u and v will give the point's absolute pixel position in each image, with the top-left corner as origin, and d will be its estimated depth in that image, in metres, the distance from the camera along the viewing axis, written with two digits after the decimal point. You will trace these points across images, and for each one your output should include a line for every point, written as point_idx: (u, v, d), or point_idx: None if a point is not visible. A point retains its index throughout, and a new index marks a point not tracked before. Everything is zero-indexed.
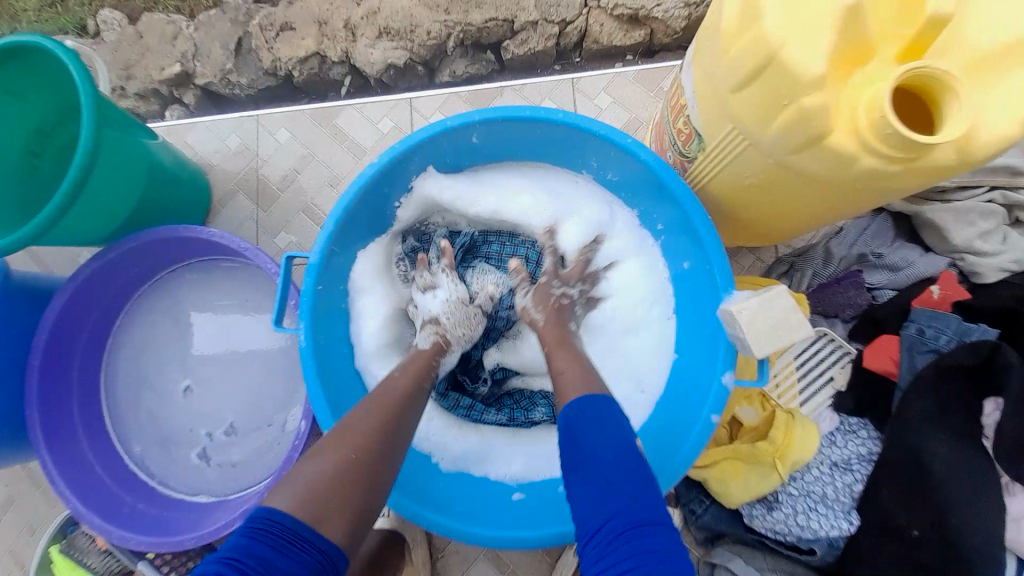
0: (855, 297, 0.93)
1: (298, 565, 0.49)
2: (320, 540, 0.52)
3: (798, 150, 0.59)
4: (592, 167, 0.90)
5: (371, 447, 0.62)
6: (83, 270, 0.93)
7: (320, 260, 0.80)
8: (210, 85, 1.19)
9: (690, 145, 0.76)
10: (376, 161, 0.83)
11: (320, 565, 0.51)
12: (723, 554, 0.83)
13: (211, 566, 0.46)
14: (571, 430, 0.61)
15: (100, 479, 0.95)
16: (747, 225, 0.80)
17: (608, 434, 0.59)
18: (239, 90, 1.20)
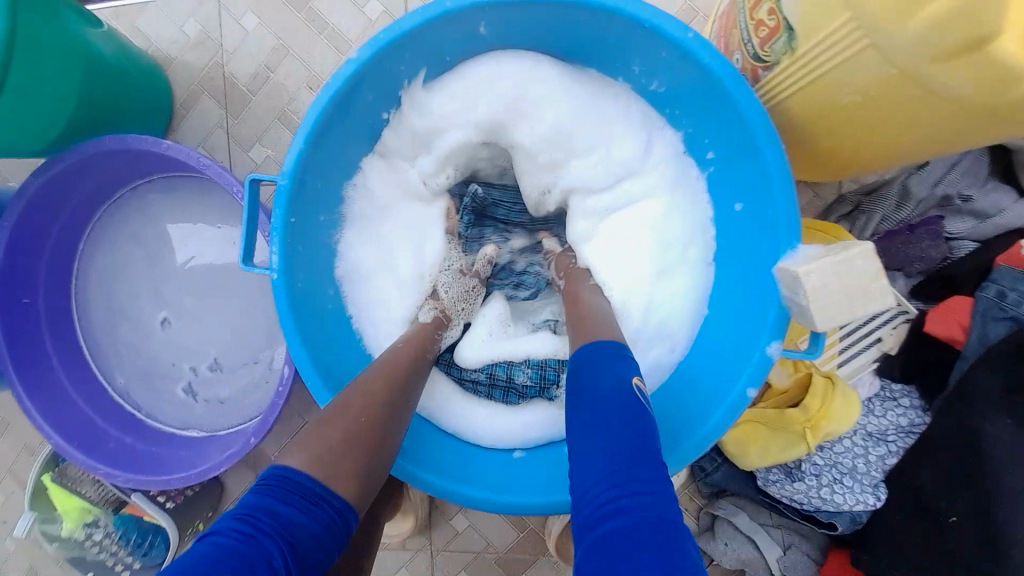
0: (930, 249, 0.81)
1: (315, 524, 0.46)
2: (334, 497, 0.49)
3: (942, 58, 0.42)
4: (633, 72, 0.71)
5: (360, 418, 0.55)
6: (26, 188, 0.82)
7: (291, 183, 0.66)
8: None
9: (773, 43, 0.56)
10: (356, 54, 0.65)
11: (333, 524, 0.48)
12: (726, 507, 0.87)
13: (225, 523, 0.43)
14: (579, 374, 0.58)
15: (84, 415, 0.94)
16: (826, 157, 0.63)
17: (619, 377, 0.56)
18: None
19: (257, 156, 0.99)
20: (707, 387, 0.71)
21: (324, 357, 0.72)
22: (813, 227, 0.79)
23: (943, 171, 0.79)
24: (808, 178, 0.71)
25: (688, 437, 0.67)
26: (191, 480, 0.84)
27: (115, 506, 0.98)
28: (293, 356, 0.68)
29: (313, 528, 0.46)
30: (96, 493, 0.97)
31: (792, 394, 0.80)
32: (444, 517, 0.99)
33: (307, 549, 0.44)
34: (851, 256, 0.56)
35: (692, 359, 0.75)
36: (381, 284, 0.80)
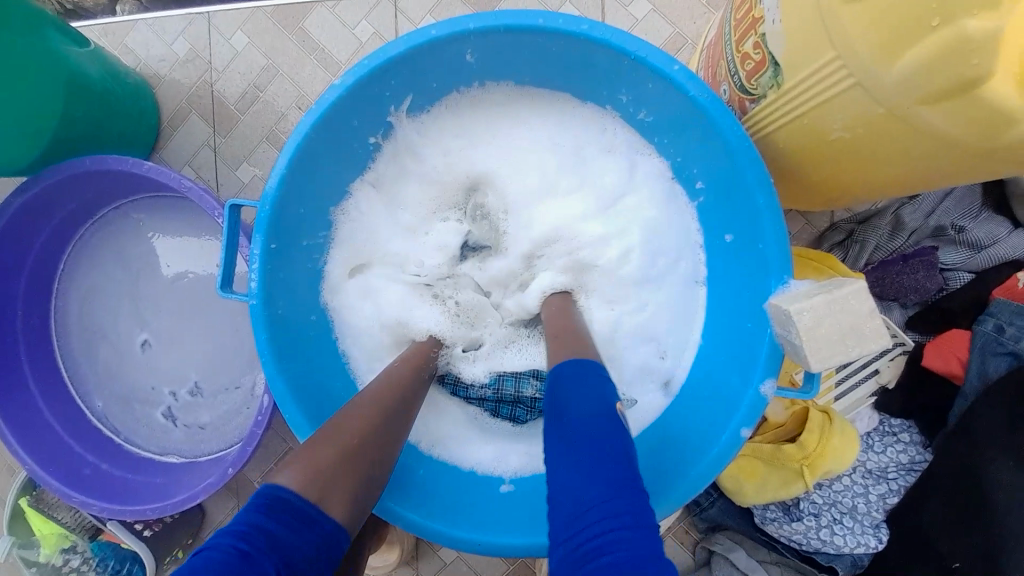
0: (927, 281, 0.79)
1: (313, 545, 0.39)
2: (330, 515, 0.42)
3: (930, 99, 0.42)
4: (622, 100, 0.70)
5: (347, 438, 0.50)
6: (7, 208, 0.81)
7: (270, 209, 0.65)
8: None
9: (760, 77, 0.56)
10: (339, 82, 0.64)
11: (329, 543, 0.41)
12: (723, 542, 0.83)
13: (221, 541, 0.35)
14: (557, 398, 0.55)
15: (59, 439, 0.91)
16: (815, 189, 0.62)
17: (592, 402, 0.52)
18: None
19: (244, 175, 0.98)
20: (701, 420, 0.69)
21: (305, 389, 0.70)
22: (805, 257, 0.78)
23: (936, 202, 0.81)
24: (797, 207, 0.70)
25: (679, 476, 0.65)
26: (166, 511, 0.81)
27: (92, 533, 0.94)
28: (272, 388, 0.66)
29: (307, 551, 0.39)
30: (73, 518, 0.93)
31: (789, 428, 0.77)
32: (431, 546, 0.95)
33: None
34: (844, 294, 0.55)
35: (686, 393, 0.73)
36: (364, 310, 0.79)
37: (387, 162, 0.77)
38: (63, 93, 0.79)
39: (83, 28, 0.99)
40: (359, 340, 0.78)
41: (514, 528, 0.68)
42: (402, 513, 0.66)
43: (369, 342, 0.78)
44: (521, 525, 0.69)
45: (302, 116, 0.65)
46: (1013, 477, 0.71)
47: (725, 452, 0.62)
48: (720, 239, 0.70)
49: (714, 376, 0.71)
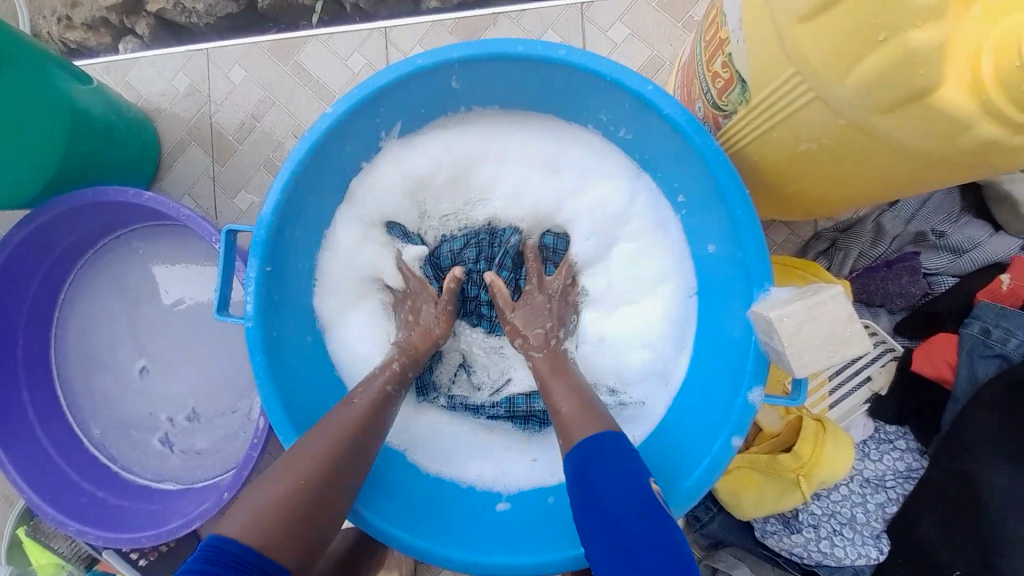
0: (911, 287, 0.80)
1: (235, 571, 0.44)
2: (230, 542, 0.46)
3: (886, 110, 0.43)
4: (601, 120, 0.73)
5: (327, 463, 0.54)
6: (10, 240, 0.83)
7: (267, 234, 0.66)
8: (163, 12, 1.02)
9: (729, 93, 0.58)
10: (329, 111, 0.66)
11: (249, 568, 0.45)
12: (726, 559, 0.81)
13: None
14: (588, 480, 0.53)
15: (57, 466, 0.91)
16: (794, 200, 0.63)
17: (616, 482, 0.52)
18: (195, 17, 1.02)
19: (241, 202, 1.00)
20: (694, 427, 0.69)
21: (296, 408, 0.70)
22: (787, 266, 0.79)
23: (915, 208, 0.82)
24: (773, 217, 0.71)
25: (675, 489, 0.64)
26: (162, 538, 0.80)
27: (87, 563, 0.93)
28: (268, 410, 0.66)
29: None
30: (70, 548, 0.92)
31: (784, 438, 0.77)
32: (429, 572, 0.93)
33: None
34: (825, 300, 0.55)
35: (679, 401, 0.73)
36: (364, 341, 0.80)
37: (376, 185, 0.78)
38: (68, 129, 0.82)
39: (91, 67, 1.04)
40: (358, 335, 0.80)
41: (507, 548, 0.67)
42: (389, 531, 0.66)
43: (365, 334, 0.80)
44: (509, 546, 0.67)
45: (294, 146, 0.67)
46: (1010, 479, 0.71)
47: (719, 460, 0.62)
48: (705, 251, 0.71)
49: (704, 386, 0.71)
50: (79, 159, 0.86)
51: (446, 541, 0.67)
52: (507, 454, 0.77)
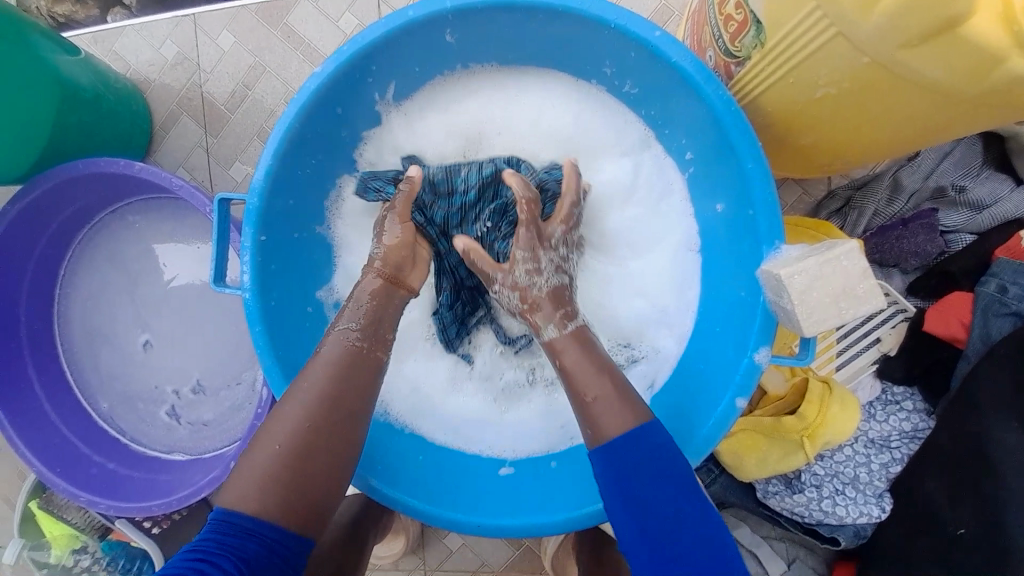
0: (928, 244, 0.78)
1: (261, 549, 0.48)
2: (268, 527, 0.49)
3: (911, 44, 0.41)
4: (606, 74, 0.70)
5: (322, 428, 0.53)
6: (5, 214, 0.82)
7: (259, 203, 0.65)
8: None
9: (742, 39, 0.55)
10: (320, 68, 0.63)
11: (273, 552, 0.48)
12: (727, 520, 0.84)
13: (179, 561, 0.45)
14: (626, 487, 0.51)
15: (67, 440, 0.92)
16: (802, 153, 0.62)
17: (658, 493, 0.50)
18: None
19: (236, 173, 0.98)
20: (697, 387, 0.69)
21: (297, 374, 0.70)
22: (799, 226, 0.77)
23: (935, 163, 0.80)
24: (782, 171, 0.69)
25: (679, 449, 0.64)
26: (172, 506, 0.82)
27: (101, 532, 0.95)
28: (269, 376, 0.66)
29: (267, 560, 0.48)
30: (83, 518, 0.94)
31: (789, 401, 0.76)
32: (436, 536, 0.95)
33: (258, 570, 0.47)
34: (837, 254, 0.54)
35: (683, 365, 0.72)
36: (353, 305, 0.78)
37: (372, 150, 0.77)
38: (53, 100, 0.80)
39: (77, 36, 1.00)
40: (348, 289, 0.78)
41: (514, 510, 0.67)
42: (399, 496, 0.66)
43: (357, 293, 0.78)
44: (513, 508, 0.68)
45: (287, 105, 0.64)
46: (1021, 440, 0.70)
47: (723, 421, 0.61)
48: (711, 211, 0.69)
49: (709, 348, 0.70)
50: (68, 134, 0.84)
51: (457, 502, 0.68)
52: (533, 412, 0.78)
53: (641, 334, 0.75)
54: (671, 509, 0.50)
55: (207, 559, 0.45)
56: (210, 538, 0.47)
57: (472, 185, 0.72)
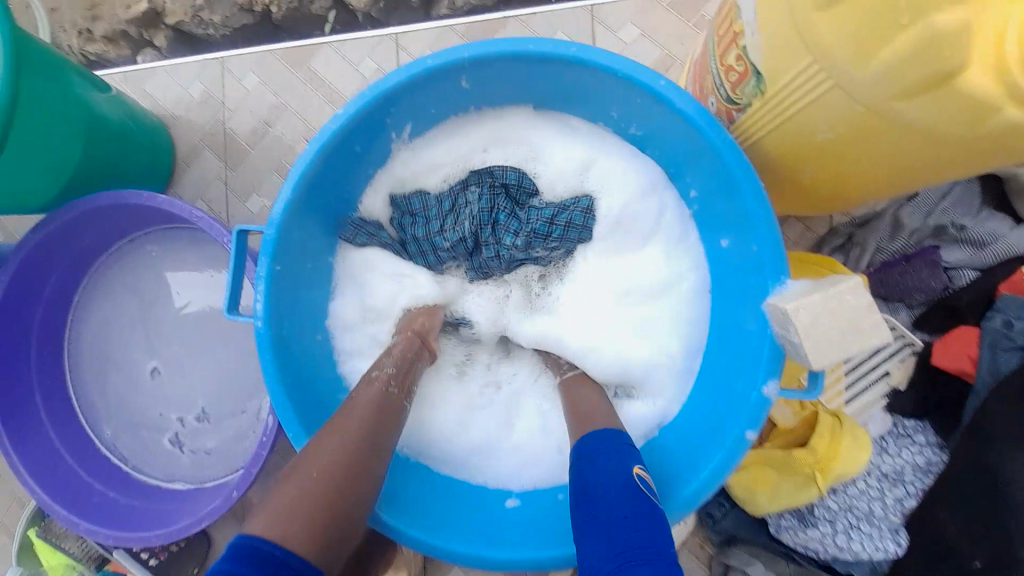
0: (932, 279, 0.79)
1: None
2: (298, 558, 0.45)
3: (906, 95, 0.44)
4: (612, 117, 0.74)
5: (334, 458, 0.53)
6: (27, 244, 0.85)
7: (276, 233, 0.67)
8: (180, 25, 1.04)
9: (744, 87, 0.58)
10: (342, 111, 0.67)
11: None
12: (740, 556, 0.79)
13: None
14: (588, 463, 0.56)
15: (69, 468, 0.91)
16: (803, 190, 0.64)
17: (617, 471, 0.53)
18: (212, 30, 1.04)
19: (254, 206, 1.01)
20: (706, 419, 0.69)
21: (303, 401, 0.69)
22: (804, 260, 0.79)
23: (935, 201, 0.82)
24: (783, 208, 0.73)
25: (687, 483, 0.64)
26: (170, 538, 0.80)
27: (98, 562, 0.93)
28: (275, 407, 0.66)
29: None
30: (80, 548, 0.92)
31: (800, 434, 0.76)
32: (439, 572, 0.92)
33: None
34: (840, 290, 0.55)
35: (693, 396, 0.73)
36: (366, 330, 0.78)
37: (387, 180, 0.81)
38: (85, 138, 0.84)
39: (107, 76, 1.06)
40: (353, 307, 0.79)
41: (523, 542, 0.66)
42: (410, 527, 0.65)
43: (365, 317, 0.79)
44: (524, 539, 0.67)
45: (308, 145, 0.67)
46: None
47: (732, 454, 0.61)
48: (717, 244, 0.72)
49: (718, 381, 0.70)
50: (91, 167, 0.88)
51: (468, 531, 0.68)
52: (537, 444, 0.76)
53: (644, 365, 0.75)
54: (612, 484, 0.52)
55: None
56: (228, 570, 0.41)
57: (431, 204, 0.81)
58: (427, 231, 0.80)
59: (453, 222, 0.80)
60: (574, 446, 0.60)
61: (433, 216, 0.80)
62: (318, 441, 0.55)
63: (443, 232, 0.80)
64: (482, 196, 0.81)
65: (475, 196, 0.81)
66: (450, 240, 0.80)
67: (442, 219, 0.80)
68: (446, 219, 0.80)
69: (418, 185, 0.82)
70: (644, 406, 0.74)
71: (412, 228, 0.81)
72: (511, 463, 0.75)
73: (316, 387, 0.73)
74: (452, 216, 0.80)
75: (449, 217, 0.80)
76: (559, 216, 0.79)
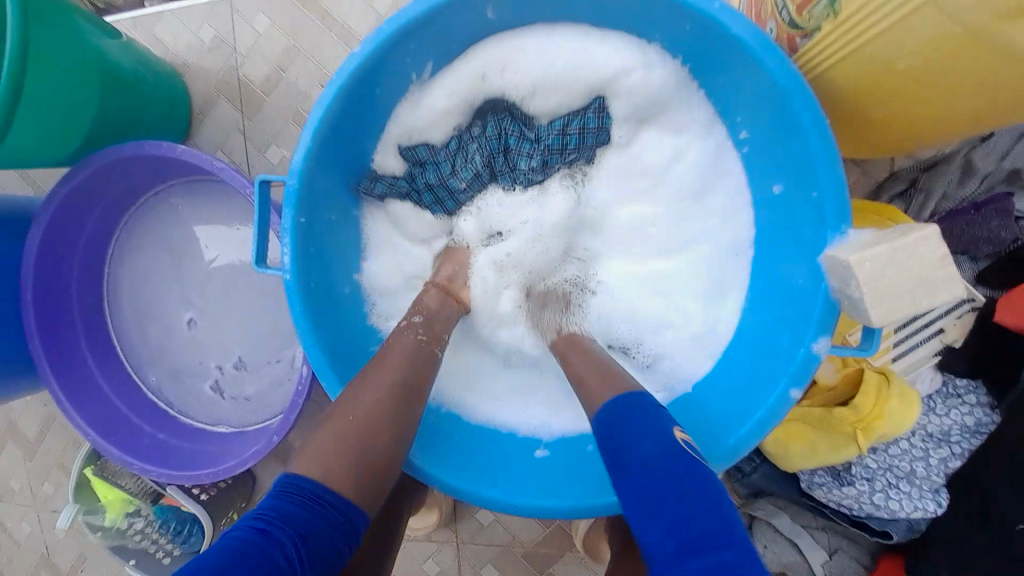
0: (999, 230, 0.73)
1: (323, 525, 0.46)
2: (339, 499, 0.48)
3: (1017, 12, 0.38)
4: (656, 46, 0.67)
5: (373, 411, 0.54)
6: (53, 198, 0.84)
7: (299, 183, 0.64)
8: None
9: (811, 9, 0.52)
10: (357, 50, 0.61)
11: (338, 525, 0.47)
12: (765, 508, 0.83)
13: (245, 523, 0.43)
14: (614, 439, 0.54)
15: (119, 412, 0.97)
16: (870, 129, 0.58)
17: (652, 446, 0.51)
18: None
19: (273, 157, 0.99)
20: (741, 376, 0.68)
21: (338, 352, 0.70)
22: (864, 208, 0.73)
23: (1009, 143, 0.74)
24: (842, 149, 0.66)
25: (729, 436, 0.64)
26: (219, 476, 0.86)
27: (153, 497, 1.01)
28: (310, 356, 0.67)
29: (331, 534, 0.46)
30: (136, 485, 1.00)
31: (840, 392, 0.75)
32: (469, 511, 0.97)
33: (318, 546, 0.44)
34: (910, 242, 0.51)
35: (728, 352, 0.71)
36: (392, 278, 0.78)
37: (393, 134, 0.75)
38: (103, 88, 0.81)
39: (117, 23, 1.00)
40: (382, 261, 0.78)
41: (555, 491, 0.68)
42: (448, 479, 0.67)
43: (394, 270, 0.78)
44: (560, 489, 0.68)
45: (324, 88, 0.63)
46: None
47: (773, 411, 0.60)
48: (768, 192, 0.67)
49: (759, 337, 0.68)
50: (110, 119, 0.86)
51: (505, 479, 0.70)
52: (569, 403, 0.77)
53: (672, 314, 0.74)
54: (651, 439, 0.52)
55: (269, 525, 0.43)
56: (273, 505, 0.45)
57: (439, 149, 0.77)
58: (438, 172, 0.76)
59: (462, 162, 0.76)
60: (595, 422, 0.58)
61: (443, 155, 0.77)
62: (356, 393, 0.56)
63: (451, 173, 0.76)
64: (494, 132, 0.76)
65: (484, 134, 0.76)
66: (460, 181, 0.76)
67: (452, 157, 0.77)
68: (455, 157, 0.77)
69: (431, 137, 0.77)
70: (673, 359, 0.73)
71: (423, 174, 0.77)
72: (535, 413, 0.77)
73: (353, 338, 0.74)
74: (460, 150, 0.77)
75: (454, 155, 0.77)
76: (571, 124, 0.74)
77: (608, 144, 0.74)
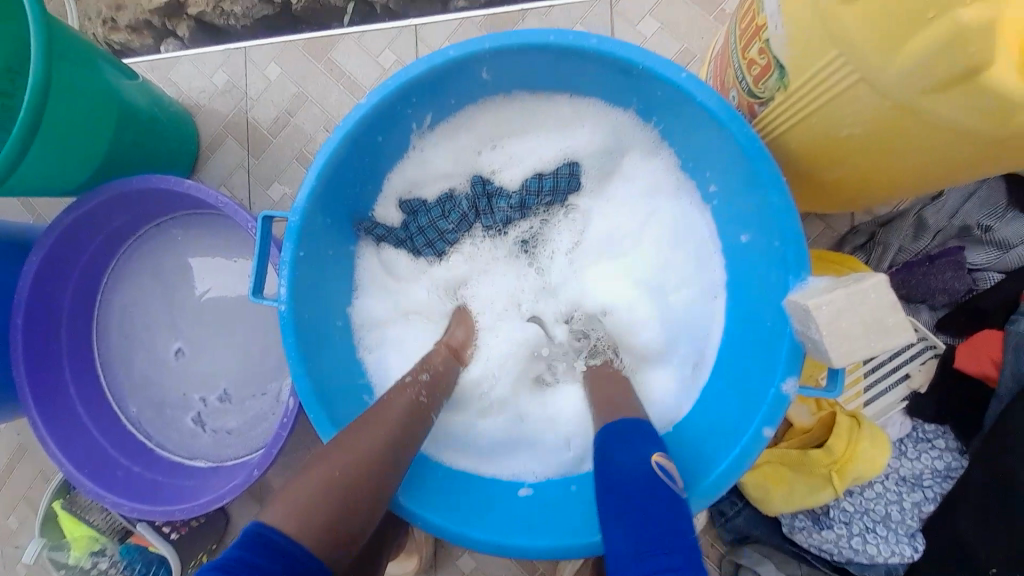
0: (953, 281, 0.79)
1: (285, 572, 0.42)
2: (298, 544, 0.44)
3: (936, 89, 0.43)
4: (635, 108, 0.73)
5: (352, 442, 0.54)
6: (57, 226, 0.86)
7: (301, 220, 0.67)
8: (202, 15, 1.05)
9: (766, 80, 0.58)
10: (363, 102, 0.67)
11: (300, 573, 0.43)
12: (751, 556, 0.80)
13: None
14: (609, 454, 0.57)
15: (97, 444, 0.94)
16: (824, 185, 0.64)
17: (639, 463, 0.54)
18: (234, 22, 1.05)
19: (274, 194, 1.03)
20: (719, 416, 0.69)
21: (327, 384, 0.70)
22: (824, 258, 0.78)
23: (958, 202, 0.80)
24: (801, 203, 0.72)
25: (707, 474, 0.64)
26: (193, 512, 0.83)
27: (121, 535, 0.96)
28: (299, 388, 0.67)
29: None
30: (105, 521, 0.95)
31: (815, 434, 0.76)
32: (449, 556, 0.94)
33: None
34: (865, 288, 0.54)
35: (707, 390, 0.73)
36: (384, 317, 0.81)
37: (396, 186, 0.82)
38: (115, 123, 0.86)
39: (135, 64, 1.08)
40: (377, 299, 0.81)
41: (538, 530, 0.67)
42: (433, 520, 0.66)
43: (383, 308, 0.81)
44: (541, 527, 0.68)
45: (330, 134, 0.68)
46: None
47: (750, 449, 0.61)
48: (736, 239, 0.72)
49: (734, 377, 0.70)
50: (118, 153, 0.89)
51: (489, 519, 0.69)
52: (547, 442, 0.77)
53: (653, 354, 0.77)
54: (638, 463, 0.54)
55: None
56: (235, 557, 0.41)
57: (431, 200, 0.83)
58: (429, 217, 0.81)
59: (451, 213, 0.81)
60: (598, 435, 0.61)
61: (436, 204, 0.82)
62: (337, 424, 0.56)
63: (438, 221, 0.80)
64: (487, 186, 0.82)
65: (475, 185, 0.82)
66: (453, 231, 0.81)
67: (446, 209, 0.81)
68: (448, 204, 0.82)
69: (428, 192, 0.83)
70: (652, 396, 0.75)
71: (415, 220, 0.81)
72: (521, 456, 0.76)
73: (339, 373, 0.74)
74: (450, 202, 0.82)
75: (445, 203, 0.81)
76: (547, 171, 0.81)
77: (579, 190, 0.81)
